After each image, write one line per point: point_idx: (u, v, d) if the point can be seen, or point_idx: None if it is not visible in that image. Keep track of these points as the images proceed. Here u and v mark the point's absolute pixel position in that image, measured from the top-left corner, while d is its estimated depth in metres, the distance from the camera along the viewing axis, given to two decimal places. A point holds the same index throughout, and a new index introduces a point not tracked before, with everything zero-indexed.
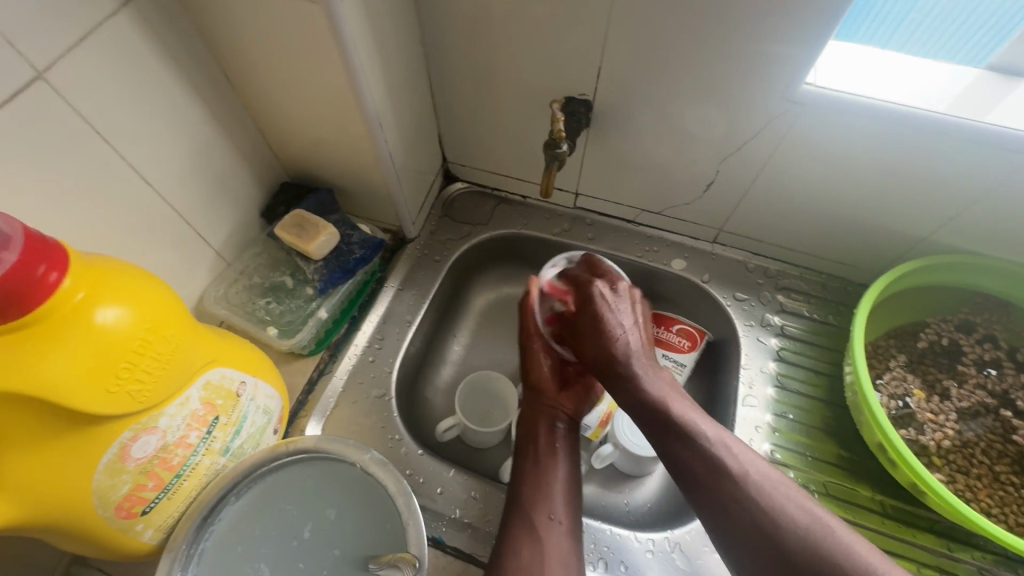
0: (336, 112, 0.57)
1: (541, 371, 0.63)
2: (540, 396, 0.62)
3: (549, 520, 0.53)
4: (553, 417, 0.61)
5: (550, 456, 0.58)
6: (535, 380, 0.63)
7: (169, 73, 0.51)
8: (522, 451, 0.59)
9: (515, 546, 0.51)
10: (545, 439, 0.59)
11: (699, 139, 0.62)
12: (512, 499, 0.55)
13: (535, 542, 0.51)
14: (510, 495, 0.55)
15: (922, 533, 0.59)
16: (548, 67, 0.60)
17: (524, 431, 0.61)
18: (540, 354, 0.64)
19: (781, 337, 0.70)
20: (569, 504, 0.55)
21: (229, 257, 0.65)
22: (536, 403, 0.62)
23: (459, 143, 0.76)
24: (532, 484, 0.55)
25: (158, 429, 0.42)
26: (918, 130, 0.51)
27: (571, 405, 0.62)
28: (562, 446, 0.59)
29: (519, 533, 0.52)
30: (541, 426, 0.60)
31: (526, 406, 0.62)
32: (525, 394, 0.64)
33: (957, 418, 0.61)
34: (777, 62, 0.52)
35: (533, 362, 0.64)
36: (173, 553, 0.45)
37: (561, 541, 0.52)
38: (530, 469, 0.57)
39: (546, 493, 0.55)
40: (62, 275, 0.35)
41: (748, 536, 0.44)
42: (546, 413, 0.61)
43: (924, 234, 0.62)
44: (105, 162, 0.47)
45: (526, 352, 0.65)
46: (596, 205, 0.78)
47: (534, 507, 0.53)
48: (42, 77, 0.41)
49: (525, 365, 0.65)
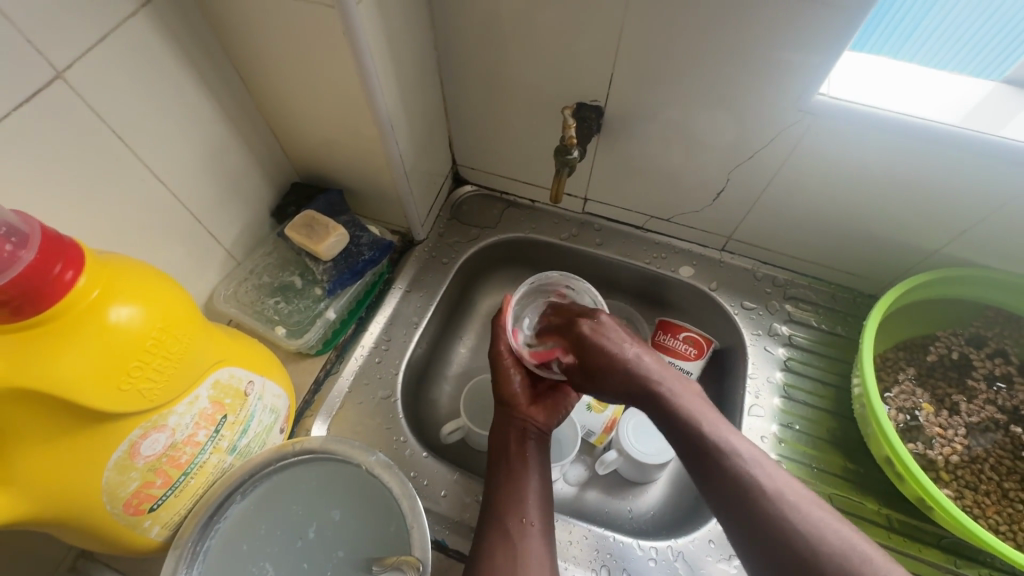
0: (349, 114, 0.58)
1: (511, 388, 0.61)
2: (510, 411, 0.60)
3: (522, 523, 0.52)
4: (524, 430, 0.59)
5: (522, 466, 0.56)
6: (507, 395, 0.61)
7: (185, 73, 0.51)
8: (495, 460, 0.58)
9: (490, 550, 0.50)
10: (516, 450, 0.58)
11: (711, 147, 0.62)
12: (488, 506, 0.54)
13: (510, 546, 0.50)
14: (485, 503, 0.55)
15: (927, 548, 0.58)
16: (559, 73, 0.61)
17: (495, 444, 0.59)
18: (511, 371, 0.61)
19: (788, 347, 0.70)
20: (543, 509, 0.54)
21: (239, 256, 0.65)
22: (506, 419, 0.60)
23: (469, 146, 0.76)
24: (505, 489, 0.55)
25: (167, 427, 0.42)
26: (932, 142, 0.51)
27: (542, 418, 0.60)
28: (533, 457, 0.58)
29: (495, 537, 0.51)
30: (512, 438, 0.58)
31: (497, 423, 0.60)
32: (497, 410, 0.61)
33: (966, 433, 0.60)
34: (792, 72, 0.52)
35: (504, 377, 0.61)
36: (179, 550, 0.46)
37: (536, 543, 0.51)
38: (503, 474, 0.56)
39: (520, 497, 0.54)
40: (78, 274, 0.35)
41: (776, 561, 0.41)
42: (517, 427, 0.59)
43: (935, 247, 0.62)
44: (121, 161, 0.48)
45: (495, 368, 0.63)
46: (604, 211, 0.78)
47: (508, 511, 0.53)
48: (62, 77, 0.41)
49: (496, 381, 0.62)
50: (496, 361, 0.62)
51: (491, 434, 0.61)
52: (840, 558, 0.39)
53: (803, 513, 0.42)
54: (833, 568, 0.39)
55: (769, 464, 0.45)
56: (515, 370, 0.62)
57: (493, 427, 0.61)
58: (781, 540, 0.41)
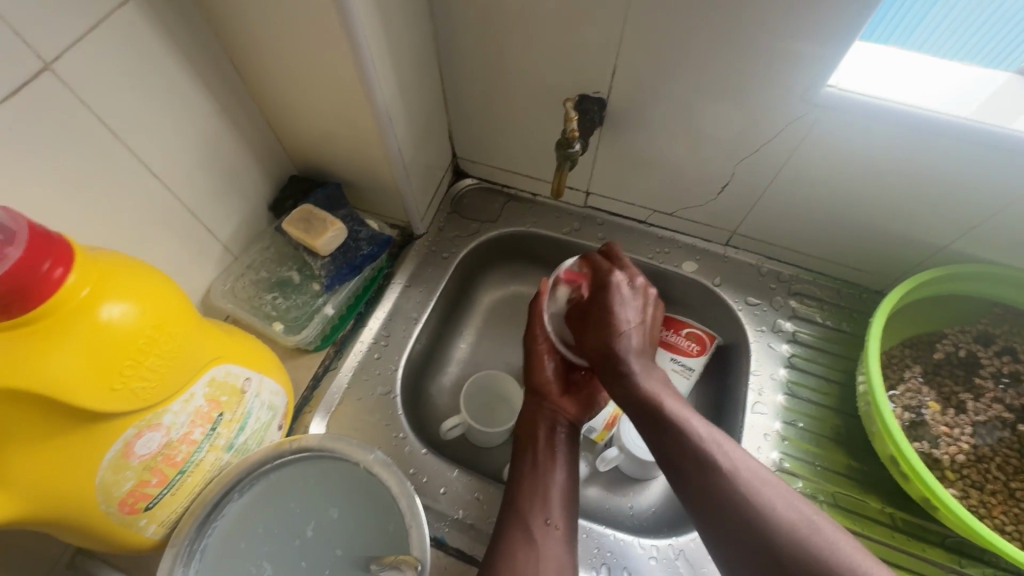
0: (346, 106, 0.57)
1: (544, 374, 0.61)
2: (541, 399, 0.61)
3: (544, 525, 0.52)
4: (554, 421, 0.60)
5: (549, 461, 0.57)
6: (538, 382, 0.61)
7: (178, 64, 0.50)
8: (522, 453, 0.58)
9: (509, 549, 0.50)
10: (545, 444, 0.58)
11: (715, 140, 0.61)
12: (509, 503, 0.54)
13: (530, 548, 0.50)
14: (506, 500, 0.55)
15: (932, 548, 0.58)
16: (561, 64, 0.59)
17: (524, 432, 0.60)
18: (544, 358, 0.62)
19: (792, 343, 0.69)
20: (567, 511, 0.54)
21: (236, 250, 0.64)
22: (539, 408, 0.60)
23: (469, 138, 0.75)
24: (529, 487, 0.54)
25: (163, 426, 0.42)
26: (943, 136, 0.50)
27: (574, 409, 0.61)
28: (562, 453, 0.58)
29: (517, 536, 0.51)
30: (541, 431, 0.59)
31: (528, 411, 0.61)
32: (528, 397, 0.62)
33: (972, 431, 0.60)
34: (799, 64, 0.50)
35: (536, 366, 0.62)
36: (176, 548, 0.45)
37: (557, 546, 0.51)
38: (527, 470, 0.56)
39: (543, 497, 0.54)
40: (67, 271, 0.35)
41: (732, 538, 0.41)
42: (547, 416, 0.60)
43: (943, 243, 0.61)
44: (113, 155, 0.47)
45: (528, 354, 0.63)
46: (606, 205, 0.77)
47: (530, 510, 0.53)
48: (49, 69, 0.40)
49: (529, 365, 0.62)
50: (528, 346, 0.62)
51: (521, 421, 0.61)
52: (793, 535, 0.40)
53: (756, 491, 0.42)
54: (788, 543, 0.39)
55: (727, 444, 0.46)
56: (547, 356, 0.62)
57: (524, 414, 0.61)
58: (738, 520, 0.42)
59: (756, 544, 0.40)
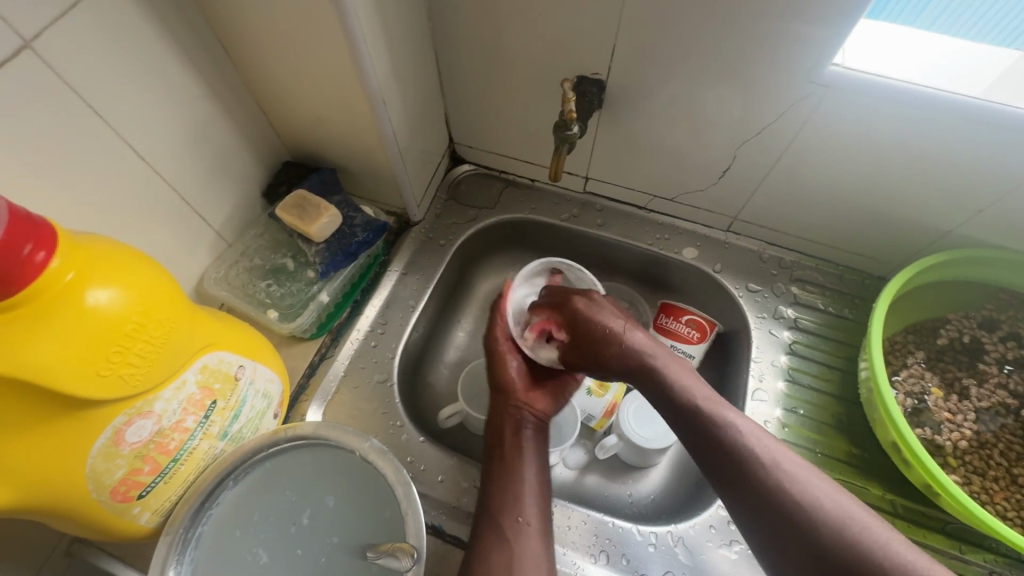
0: (339, 90, 0.55)
1: (508, 372, 0.60)
2: (507, 397, 0.59)
3: (516, 522, 0.51)
4: (521, 419, 0.58)
5: (518, 457, 0.56)
6: (502, 380, 0.60)
7: (165, 45, 0.49)
8: (490, 452, 0.57)
9: (484, 551, 0.50)
10: (512, 441, 0.57)
11: (716, 123, 0.60)
12: (482, 503, 0.54)
13: (504, 547, 0.50)
14: (480, 500, 0.54)
15: (932, 534, 0.57)
16: (559, 45, 0.58)
17: (491, 430, 0.59)
18: (508, 356, 0.61)
19: (794, 330, 0.68)
20: (541, 507, 0.53)
21: (229, 238, 0.63)
22: (504, 405, 0.59)
23: (465, 123, 0.74)
24: (499, 486, 0.54)
25: (153, 413, 0.41)
26: (953, 115, 0.48)
27: (540, 404, 0.60)
28: (529, 449, 0.57)
29: (488, 536, 0.51)
30: (508, 429, 0.58)
31: (494, 410, 0.60)
32: (493, 396, 0.61)
33: (975, 418, 0.59)
34: (804, 44, 0.49)
35: (500, 364, 0.61)
36: (170, 536, 0.44)
37: (533, 544, 0.50)
38: (496, 468, 0.55)
39: (514, 495, 0.53)
40: (51, 255, 0.34)
41: (773, 529, 0.42)
42: (513, 415, 0.58)
43: (950, 227, 0.59)
44: (101, 139, 0.46)
45: (490, 353, 0.62)
46: (606, 191, 0.76)
47: (502, 509, 0.52)
48: (30, 47, 0.38)
49: (491, 365, 0.62)
50: (491, 346, 0.62)
51: (488, 421, 0.60)
52: (839, 527, 0.40)
53: (797, 485, 0.43)
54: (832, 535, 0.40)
55: (768, 443, 0.46)
56: (511, 355, 0.61)
57: (489, 415, 0.60)
58: (779, 512, 0.42)
59: (798, 538, 0.41)
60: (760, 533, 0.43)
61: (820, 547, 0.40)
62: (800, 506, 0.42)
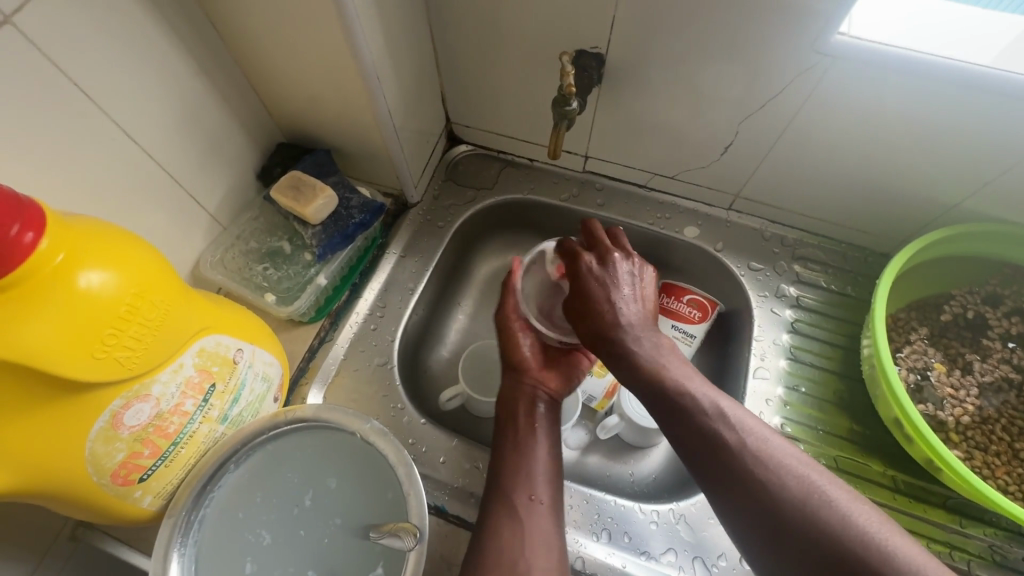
0: (333, 68, 0.54)
1: (521, 350, 0.61)
2: (521, 375, 0.60)
3: (530, 500, 0.51)
4: (534, 395, 0.59)
5: (529, 435, 0.56)
6: (516, 359, 0.61)
7: (151, 22, 0.47)
8: (503, 432, 0.57)
9: (495, 529, 0.50)
10: (525, 419, 0.57)
11: (718, 98, 0.58)
12: (494, 482, 0.53)
13: (516, 525, 0.50)
14: (490, 478, 0.54)
15: (933, 509, 0.57)
16: (557, 18, 0.56)
17: (504, 408, 0.59)
18: (519, 335, 0.62)
19: (796, 308, 0.68)
20: (552, 486, 0.53)
21: (224, 221, 0.63)
22: (517, 383, 0.60)
23: (463, 102, 0.72)
24: (512, 464, 0.54)
25: (151, 397, 0.41)
26: (961, 86, 0.47)
27: (553, 383, 0.60)
28: (541, 425, 0.57)
29: (495, 515, 0.50)
30: (521, 407, 0.58)
31: (507, 388, 0.60)
32: (506, 375, 0.61)
33: (978, 393, 0.59)
34: (810, 13, 0.47)
35: (513, 344, 0.62)
36: (173, 519, 0.45)
37: (544, 522, 0.50)
38: (511, 446, 0.55)
39: (527, 473, 0.53)
40: (40, 236, 0.33)
41: (771, 537, 0.39)
42: (527, 392, 0.59)
43: (956, 201, 0.58)
44: (88, 119, 0.44)
45: (504, 333, 0.63)
46: (605, 170, 0.74)
47: (515, 488, 0.52)
48: (10, 23, 0.37)
49: (505, 345, 0.62)
50: (503, 329, 0.63)
51: (500, 400, 0.60)
52: (817, 517, 0.37)
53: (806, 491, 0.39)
54: (810, 526, 0.37)
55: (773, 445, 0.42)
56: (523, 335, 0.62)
57: (502, 395, 0.60)
58: (781, 523, 0.38)
59: (776, 526, 0.39)
60: (748, 534, 0.41)
61: (798, 537, 0.38)
62: (807, 511, 0.38)
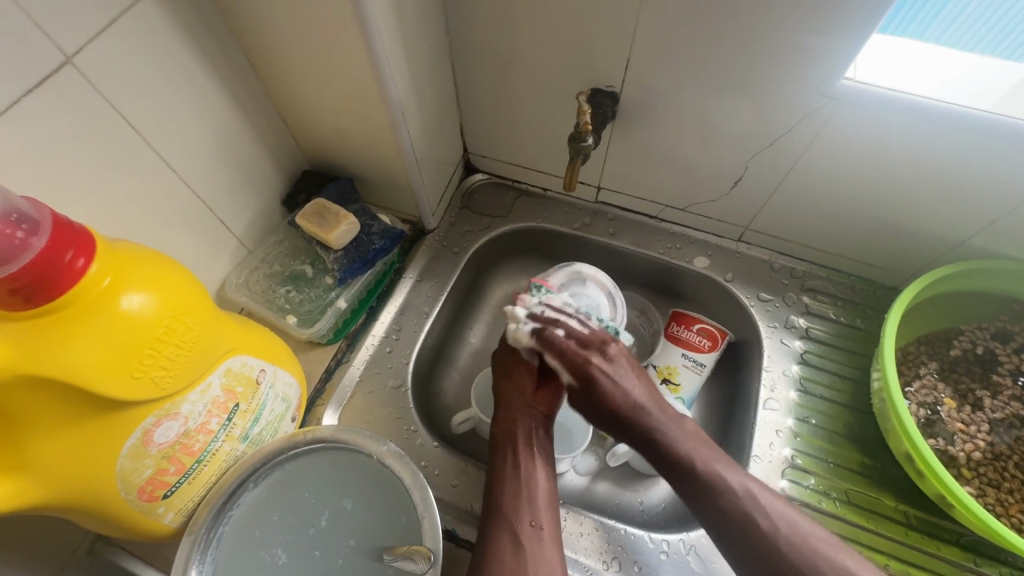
0: (361, 102, 0.57)
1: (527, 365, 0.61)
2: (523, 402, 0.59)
3: (531, 527, 0.51)
4: (532, 421, 0.58)
5: (530, 460, 0.55)
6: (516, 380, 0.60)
7: (195, 60, 0.50)
8: (501, 454, 0.56)
9: (498, 557, 0.49)
10: (524, 443, 0.56)
11: (728, 135, 0.60)
12: (493, 508, 0.53)
13: (519, 552, 0.49)
14: (489, 502, 0.53)
15: (946, 546, 0.57)
16: (574, 58, 0.59)
17: (501, 432, 0.58)
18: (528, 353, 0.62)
19: (805, 339, 0.69)
20: (551, 513, 0.53)
21: (250, 244, 0.65)
22: (516, 408, 0.58)
23: (481, 133, 0.75)
24: (512, 489, 0.53)
25: (180, 415, 0.42)
26: (960, 130, 0.49)
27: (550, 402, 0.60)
28: (540, 452, 0.56)
29: (503, 543, 0.50)
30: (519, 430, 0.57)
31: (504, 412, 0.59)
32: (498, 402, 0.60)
33: (989, 429, 0.59)
34: (816, 58, 0.50)
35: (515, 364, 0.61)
36: (193, 535, 0.46)
37: (546, 549, 0.50)
38: (510, 471, 0.54)
39: (528, 500, 0.53)
40: (90, 261, 0.35)
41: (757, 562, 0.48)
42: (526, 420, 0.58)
43: (962, 238, 0.60)
44: (132, 148, 0.47)
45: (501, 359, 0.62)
46: (617, 200, 0.77)
47: (516, 515, 0.52)
48: (70, 63, 0.40)
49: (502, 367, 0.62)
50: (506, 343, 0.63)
51: (496, 421, 0.59)
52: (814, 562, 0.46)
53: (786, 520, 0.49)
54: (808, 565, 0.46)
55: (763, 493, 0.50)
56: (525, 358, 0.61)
57: (500, 417, 0.59)
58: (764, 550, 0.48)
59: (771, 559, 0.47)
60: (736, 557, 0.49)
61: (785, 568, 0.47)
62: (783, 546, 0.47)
